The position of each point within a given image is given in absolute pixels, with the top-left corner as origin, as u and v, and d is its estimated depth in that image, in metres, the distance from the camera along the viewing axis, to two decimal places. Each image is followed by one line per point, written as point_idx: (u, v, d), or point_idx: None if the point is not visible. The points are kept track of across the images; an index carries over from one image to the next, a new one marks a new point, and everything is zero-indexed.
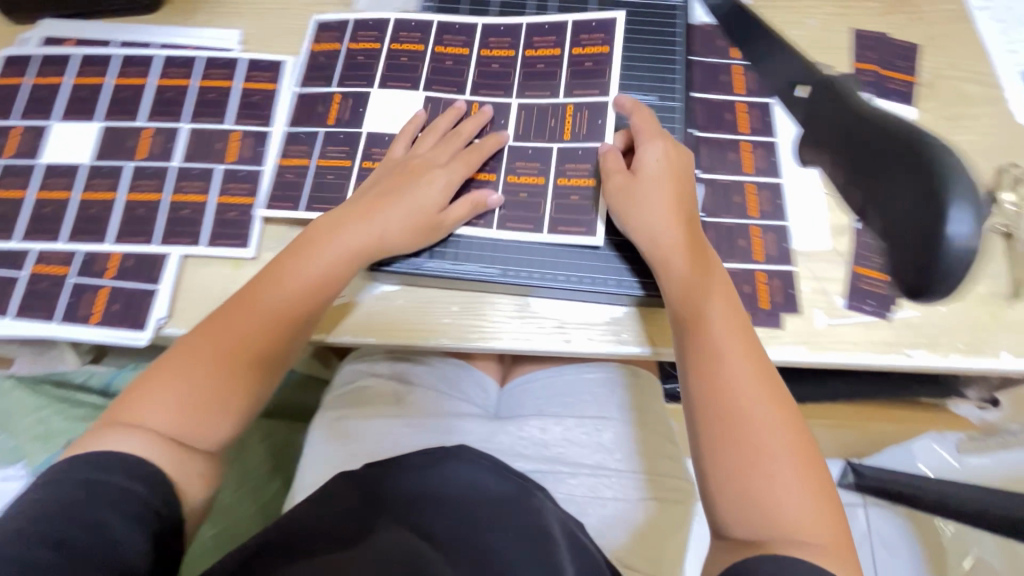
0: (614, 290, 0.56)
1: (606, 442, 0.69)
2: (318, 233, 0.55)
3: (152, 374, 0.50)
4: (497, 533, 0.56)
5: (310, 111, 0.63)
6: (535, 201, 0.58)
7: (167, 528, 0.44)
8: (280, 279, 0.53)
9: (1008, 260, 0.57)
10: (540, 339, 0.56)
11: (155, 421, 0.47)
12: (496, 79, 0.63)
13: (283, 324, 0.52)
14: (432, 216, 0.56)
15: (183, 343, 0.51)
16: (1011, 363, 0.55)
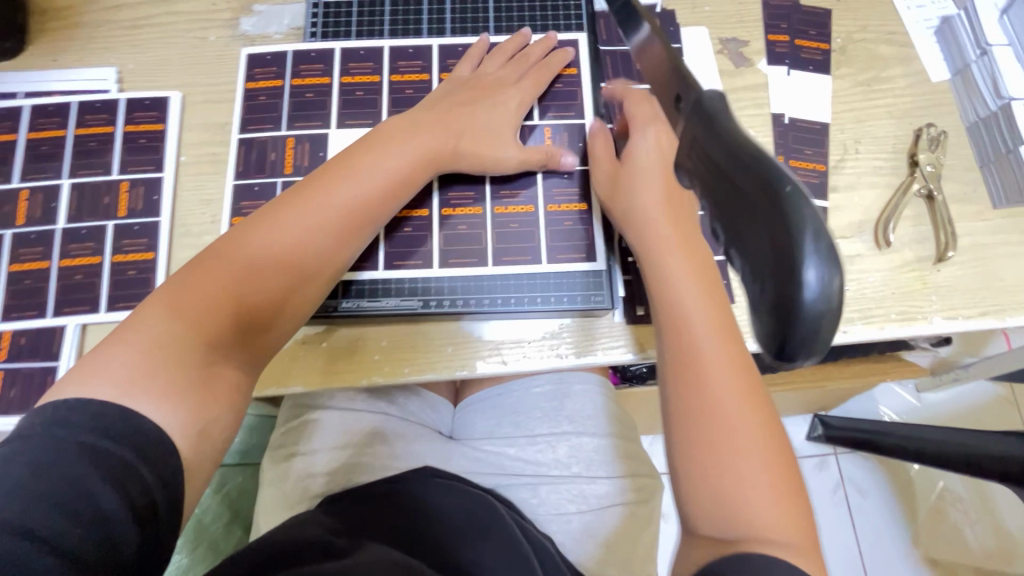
0: (541, 307, 0.54)
1: (563, 456, 0.68)
2: (372, 148, 0.52)
3: (165, 289, 0.43)
4: (478, 545, 0.58)
5: (262, 161, 0.59)
6: (477, 232, 0.56)
7: (161, 515, 0.36)
8: (309, 206, 0.47)
9: (933, 222, 0.57)
10: (476, 362, 0.54)
11: (157, 350, 0.40)
12: (363, 107, 0.61)
13: (295, 273, 0.46)
14: (486, 143, 0.55)
15: (196, 264, 0.44)
16: (943, 327, 0.55)
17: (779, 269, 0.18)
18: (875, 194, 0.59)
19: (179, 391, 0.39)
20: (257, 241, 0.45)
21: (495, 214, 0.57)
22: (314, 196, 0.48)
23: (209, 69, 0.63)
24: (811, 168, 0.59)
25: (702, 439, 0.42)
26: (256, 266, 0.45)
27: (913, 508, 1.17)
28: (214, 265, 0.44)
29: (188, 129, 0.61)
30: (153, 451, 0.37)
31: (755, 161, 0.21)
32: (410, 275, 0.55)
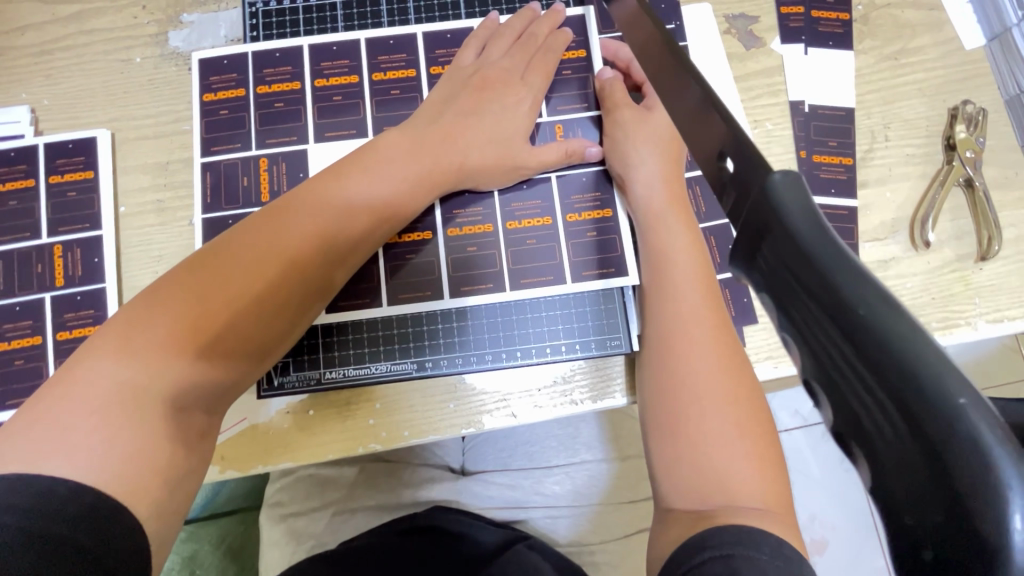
0: (549, 356, 0.48)
1: (583, 486, 0.65)
2: (361, 163, 0.44)
3: (117, 338, 0.35)
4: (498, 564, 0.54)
5: (232, 189, 0.48)
6: (488, 254, 0.48)
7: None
8: (287, 233, 0.40)
9: (973, 214, 0.52)
10: (483, 418, 0.48)
11: (111, 420, 0.32)
12: (344, 115, 0.49)
13: (273, 313, 0.40)
14: (497, 161, 0.47)
15: (155, 306, 0.36)
16: (988, 332, 0.50)
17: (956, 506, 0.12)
18: (908, 187, 0.53)
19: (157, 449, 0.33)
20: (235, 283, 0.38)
21: (505, 236, 0.49)
22: (298, 228, 0.41)
23: (138, 98, 0.53)
24: (837, 163, 0.53)
25: (677, 422, 0.40)
26: (239, 321, 0.38)
27: None
28: (190, 315, 0.36)
29: (123, 173, 0.52)
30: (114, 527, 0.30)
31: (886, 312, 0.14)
32: (405, 326, 0.48)
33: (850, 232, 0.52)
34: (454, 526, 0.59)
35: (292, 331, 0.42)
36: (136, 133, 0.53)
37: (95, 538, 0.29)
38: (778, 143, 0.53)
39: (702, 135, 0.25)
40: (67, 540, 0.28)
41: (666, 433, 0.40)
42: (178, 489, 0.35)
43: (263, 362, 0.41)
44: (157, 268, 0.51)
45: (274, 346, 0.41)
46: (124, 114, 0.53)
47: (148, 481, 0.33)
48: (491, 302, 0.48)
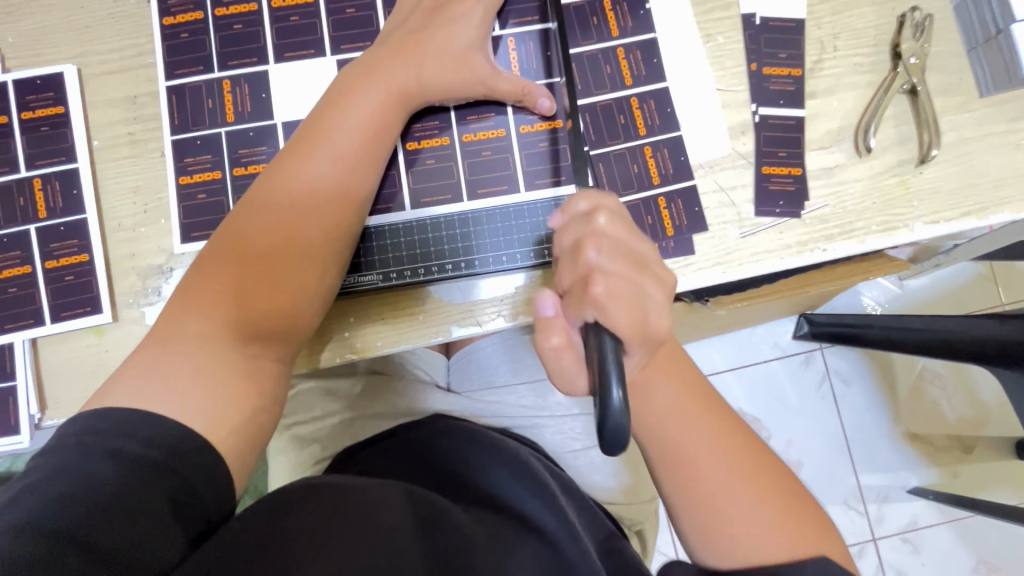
0: (509, 265, 0.51)
1: (560, 399, 0.70)
2: (331, 101, 0.45)
3: (173, 310, 0.42)
4: (522, 489, 0.55)
5: (199, 109, 0.49)
6: (446, 165, 0.51)
7: (205, 513, 0.37)
8: (279, 190, 0.43)
9: (916, 119, 0.54)
10: (451, 327, 0.51)
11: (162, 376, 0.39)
12: (302, 35, 0.50)
13: (286, 260, 0.43)
14: (459, 75, 0.48)
15: (192, 281, 0.43)
16: (923, 233, 0.53)
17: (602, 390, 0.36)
18: (854, 96, 0.55)
19: (206, 369, 0.40)
20: (246, 232, 0.43)
21: (458, 151, 0.51)
22: (290, 172, 0.43)
23: (101, 33, 0.54)
24: (786, 75, 0.54)
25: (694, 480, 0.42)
26: (258, 275, 0.42)
27: (895, 390, 1.26)
28: (220, 255, 0.43)
29: (93, 109, 0.54)
30: (180, 439, 0.37)
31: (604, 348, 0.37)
32: (371, 240, 0.51)
33: (796, 141, 0.54)
34: (461, 452, 0.60)
35: (313, 280, 0.44)
36: (102, 68, 0.54)
37: (170, 455, 0.37)
38: (729, 57, 0.55)
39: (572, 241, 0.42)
40: (145, 456, 0.36)
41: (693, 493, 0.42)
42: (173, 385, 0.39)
43: (295, 308, 0.44)
44: (134, 197, 0.53)
45: (300, 294, 0.44)
46: (87, 49, 0.54)
47: (200, 405, 0.39)
48: (448, 213, 0.51)
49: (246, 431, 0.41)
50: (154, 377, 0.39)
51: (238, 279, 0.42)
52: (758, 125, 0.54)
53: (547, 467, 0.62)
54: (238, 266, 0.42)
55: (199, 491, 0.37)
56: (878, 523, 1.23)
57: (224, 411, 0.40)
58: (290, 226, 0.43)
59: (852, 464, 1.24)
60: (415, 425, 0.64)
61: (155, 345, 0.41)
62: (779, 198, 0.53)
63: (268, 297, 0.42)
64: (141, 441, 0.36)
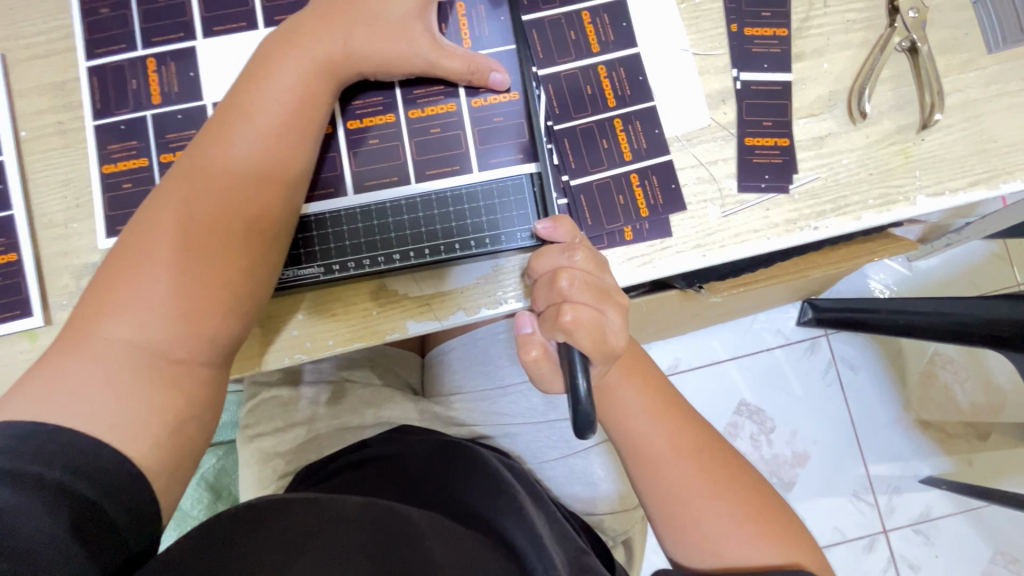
0: (463, 253, 0.47)
1: (535, 400, 0.66)
2: (252, 75, 0.41)
3: (85, 315, 0.38)
4: (492, 499, 0.53)
5: (122, 90, 0.46)
6: (391, 145, 0.47)
7: (115, 538, 0.34)
8: (201, 177, 0.40)
9: (916, 80, 0.48)
10: (407, 323, 0.48)
11: (73, 391, 0.36)
12: (230, 7, 0.46)
13: (212, 251, 0.39)
14: (394, 47, 0.43)
15: (103, 281, 0.39)
16: (927, 206, 0.48)
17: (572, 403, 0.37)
18: (847, 57, 0.49)
19: (126, 379, 0.37)
20: (166, 222, 0.39)
21: (406, 129, 0.47)
22: (213, 154, 0.40)
23: (24, 15, 0.50)
24: (770, 35, 0.49)
25: (665, 490, 0.44)
26: (181, 269, 0.39)
27: (905, 376, 1.20)
28: (140, 248, 0.39)
29: (19, 97, 0.50)
30: (92, 455, 0.35)
31: (573, 366, 0.38)
32: (313, 230, 0.46)
33: (783, 109, 0.49)
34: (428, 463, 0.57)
35: (247, 270, 0.41)
36: (28, 54, 0.51)
37: (76, 473, 0.33)
38: (707, 18, 0.50)
39: (547, 264, 0.42)
40: (45, 475, 0.32)
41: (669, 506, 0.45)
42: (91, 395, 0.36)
43: (229, 300, 0.40)
44: (65, 191, 0.50)
45: (234, 285, 0.40)
46: (12, 33, 0.51)
47: (116, 422, 0.36)
48: (392, 197, 0.47)
49: (172, 442, 0.38)
50: (65, 391, 0.36)
51: (157, 274, 0.38)
52: (741, 92, 0.49)
53: (520, 478, 0.59)
54: (157, 255, 0.39)
55: (109, 514, 0.34)
56: (888, 514, 1.18)
57: (144, 423, 0.37)
58: (218, 207, 0.40)
59: (860, 454, 1.19)
60: (378, 440, 0.61)
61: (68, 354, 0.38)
62: (764, 172, 0.48)
63: (195, 287, 0.39)
64: (45, 460, 0.33)
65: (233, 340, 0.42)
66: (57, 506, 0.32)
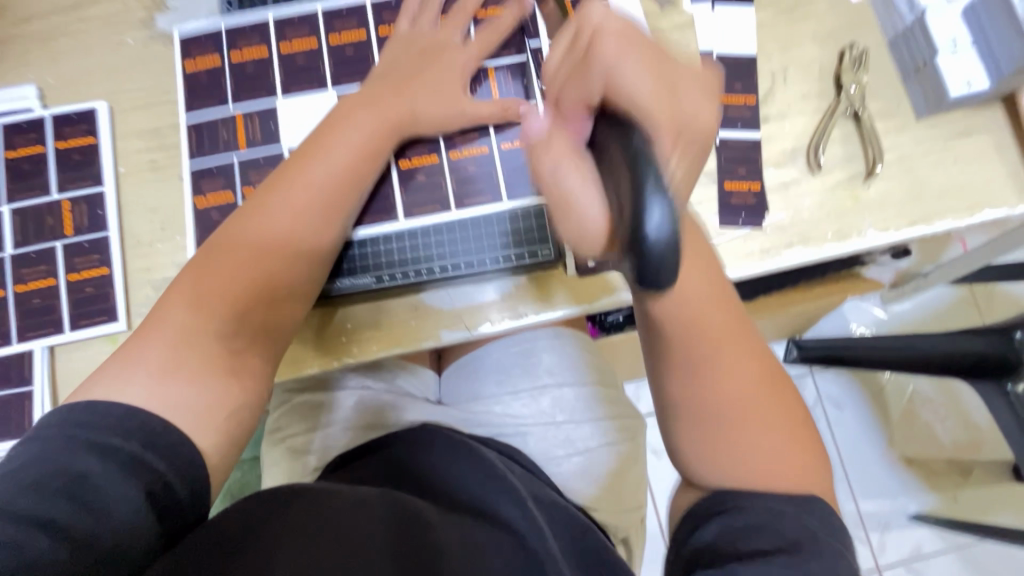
0: (492, 268, 0.56)
1: (543, 407, 0.74)
2: (328, 130, 0.52)
3: (166, 306, 0.47)
4: (493, 490, 0.58)
5: (214, 139, 0.56)
6: (434, 180, 0.56)
7: (175, 500, 0.41)
8: (271, 208, 0.49)
9: (861, 139, 0.60)
10: (442, 332, 0.57)
11: (150, 369, 0.44)
12: (307, 74, 0.57)
13: (271, 270, 0.48)
14: (439, 117, 0.55)
15: (184, 281, 0.48)
16: (876, 240, 0.58)
17: (633, 223, 0.33)
18: (805, 120, 0.61)
19: (189, 366, 0.44)
20: (241, 242, 0.49)
21: (445, 167, 0.57)
22: (294, 181, 0.50)
23: (134, 74, 0.62)
24: (742, 103, 0.61)
25: (699, 386, 0.45)
26: (249, 281, 0.48)
27: (886, 412, 1.27)
28: (225, 250, 0.48)
29: (121, 139, 0.60)
30: (163, 434, 0.42)
31: (637, 158, 0.34)
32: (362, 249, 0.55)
33: (755, 160, 0.60)
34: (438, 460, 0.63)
35: (298, 288, 0.50)
36: (132, 105, 0.61)
37: (143, 446, 0.40)
38: None
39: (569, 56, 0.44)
40: (120, 447, 0.40)
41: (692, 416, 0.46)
42: (160, 384, 0.43)
43: (278, 311, 0.49)
44: (153, 217, 0.58)
45: (284, 300, 0.50)
46: (120, 88, 0.61)
47: (177, 406, 0.43)
48: (433, 221, 0.56)
49: (230, 429, 0.45)
50: (143, 369, 0.44)
51: (230, 284, 0.47)
52: (720, 145, 0.60)
53: (525, 478, 0.65)
54: (230, 271, 0.48)
55: (170, 478, 0.41)
56: (880, 550, 1.22)
57: (210, 407, 0.44)
58: (283, 235, 0.49)
59: (849, 489, 1.24)
60: (403, 435, 0.66)
61: (154, 336, 0.45)
62: (741, 211, 0.58)
63: (257, 299, 0.48)
64: (124, 433, 0.40)
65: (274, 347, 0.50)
66: (131, 473, 0.39)
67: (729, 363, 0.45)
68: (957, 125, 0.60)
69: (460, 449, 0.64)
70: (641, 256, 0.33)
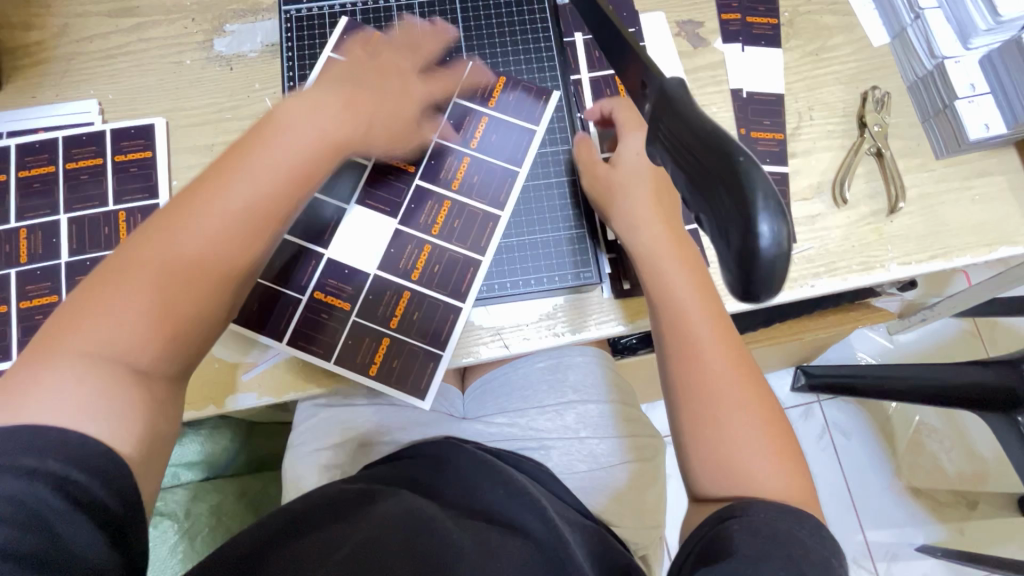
0: (535, 287, 0.59)
1: (568, 423, 0.75)
2: (278, 123, 0.48)
3: (74, 316, 0.40)
4: (501, 498, 0.61)
5: None
6: (474, 181, 0.61)
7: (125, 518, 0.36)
8: (212, 196, 0.44)
9: (883, 177, 0.63)
10: (481, 349, 0.59)
11: (56, 389, 0.37)
12: None
13: (210, 266, 0.43)
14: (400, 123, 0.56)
15: (99, 284, 0.41)
16: (898, 273, 0.61)
17: (742, 220, 0.23)
18: (830, 156, 0.64)
19: (107, 379, 0.38)
20: (175, 232, 0.43)
21: (484, 161, 0.61)
22: (249, 168, 0.46)
23: (191, 93, 0.64)
24: (771, 138, 0.64)
25: (686, 379, 0.48)
26: (183, 280, 0.42)
27: (894, 442, 1.28)
28: (153, 246, 0.42)
29: (177, 154, 0.63)
30: (96, 450, 0.36)
31: (722, 136, 0.24)
32: (455, 260, 0.59)
33: (782, 192, 0.62)
34: (453, 469, 0.65)
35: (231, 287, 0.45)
36: (187, 122, 0.64)
37: (73, 463, 0.35)
38: (722, 123, 0.65)
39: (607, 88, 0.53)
40: (44, 467, 0.34)
41: (692, 420, 0.47)
42: (100, 392, 0.38)
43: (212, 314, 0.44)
44: None
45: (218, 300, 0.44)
46: (177, 106, 0.64)
47: (103, 410, 0.38)
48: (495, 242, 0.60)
49: (156, 431, 0.40)
50: (53, 386, 0.37)
51: (159, 282, 0.41)
52: None
53: (538, 487, 0.67)
54: (160, 268, 0.42)
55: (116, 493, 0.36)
56: None
57: (130, 407, 0.38)
58: (226, 227, 0.44)
59: (857, 518, 1.25)
60: (427, 446, 0.69)
61: (81, 321, 0.39)
62: None
63: (190, 297, 0.42)
64: (52, 450, 0.34)
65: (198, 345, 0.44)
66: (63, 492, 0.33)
67: (719, 363, 0.48)
68: (973, 166, 0.63)
69: (472, 458, 0.67)
70: (748, 262, 0.23)
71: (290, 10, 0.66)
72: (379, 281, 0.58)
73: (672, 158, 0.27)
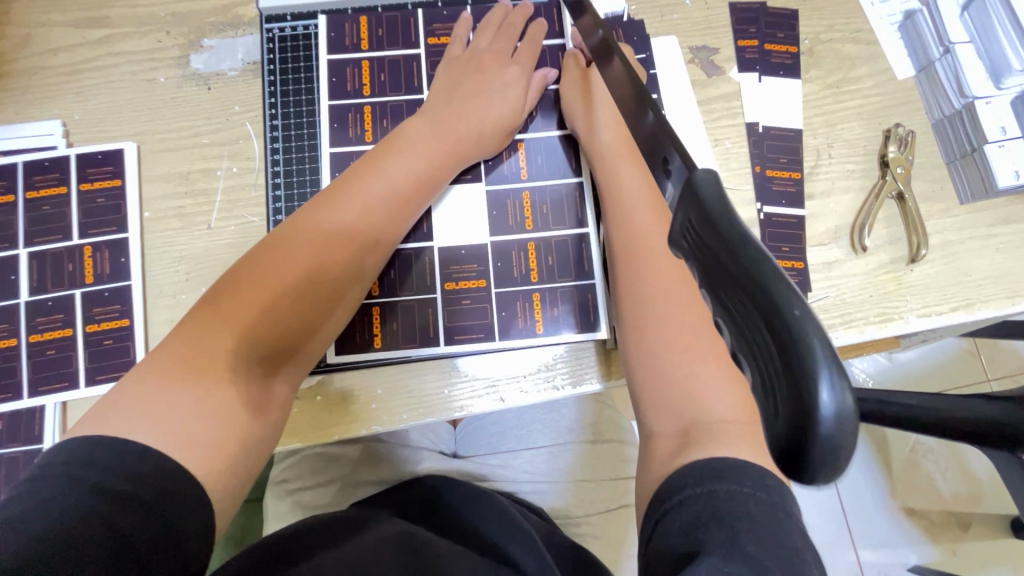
0: (535, 341, 0.56)
1: (563, 465, 0.72)
2: (379, 155, 0.53)
3: (193, 338, 0.41)
4: (488, 518, 0.62)
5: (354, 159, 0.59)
6: (549, 160, 0.61)
7: (195, 552, 0.35)
8: (313, 226, 0.48)
9: (903, 221, 0.59)
10: (474, 403, 0.55)
11: (175, 412, 0.38)
12: (406, 77, 0.62)
13: (315, 282, 0.47)
14: (488, 135, 0.58)
15: (218, 305, 0.43)
16: (918, 325, 0.57)
17: (793, 384, 0.18)
18: (849, 198, 0.60)
19: (218, 396, 0.40)
20: (285, 254, 0.47)
21: (540, 140, 0.61)
22: (351, 195, 0.50)
23: (164, 115, 0.59)
24: (787, 177, 0.60)
25: (644, 296, 0.50)
26: (290, 297, 0.46)
27: (889, 462, 1.26)
28: (264, 267, 0.46)
29: (148, 182, 0.58)
30: (173, 480, 0.36)
31: (761, 265, 0.21)
32: (564, 243, 0.58)
33: (798, 237, 0.59)
34: (440, 492, 0.66)
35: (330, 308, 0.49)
36: (160, 147, 0.59)
37: (161, 493, 0.35)
38: (736, 159, 0.61)
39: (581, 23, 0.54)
40: (134, 492, 0.34)
41: (631, 328, 0.50)
42: (206, 411, 0.39)
43: (306, 333, 0.47)
44: (177, 266, 0.56)
45: (314, 322, 0.48)
46: (149, 129, 0.59)
47: (198, 435, 0.38)
48: (560, 227, 0.59)
49: (241, 462, 0.40)
50: (163, 409, 0.38)
51: (274, 299, 0.45)
52: (762, 220, 0.59)
53: (533, 515, 0.66)
54: (279, 287, 0.45)
55: (195, 523, 0.36)
56: None
57: (222, 445, 0.39)
58: (334, 251, 0.48)
59: (850, 539, 1.23)
60: (416, 481, 0.68)
61: (187, 376, 0.40)
62: None
63: (295, 315, 0.46)
64: (147, 474, 0.35)
65: (291, 358, 0.47)
66: (144, 519, 0.33)
67: (672, 286, 0.49)
68: (999, 212, 0.59)
69: (455, 480, 0.67)
70: (796, 439, 0.18)
71: (273, 29, 0.61)
72: (500, 245, 0.58)
73: (702, 275, 0.23)
